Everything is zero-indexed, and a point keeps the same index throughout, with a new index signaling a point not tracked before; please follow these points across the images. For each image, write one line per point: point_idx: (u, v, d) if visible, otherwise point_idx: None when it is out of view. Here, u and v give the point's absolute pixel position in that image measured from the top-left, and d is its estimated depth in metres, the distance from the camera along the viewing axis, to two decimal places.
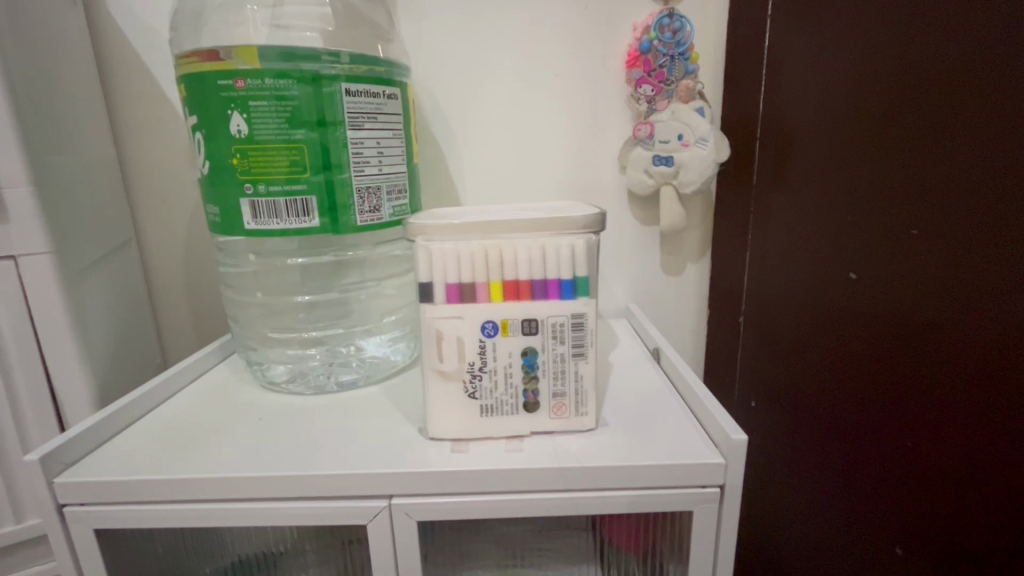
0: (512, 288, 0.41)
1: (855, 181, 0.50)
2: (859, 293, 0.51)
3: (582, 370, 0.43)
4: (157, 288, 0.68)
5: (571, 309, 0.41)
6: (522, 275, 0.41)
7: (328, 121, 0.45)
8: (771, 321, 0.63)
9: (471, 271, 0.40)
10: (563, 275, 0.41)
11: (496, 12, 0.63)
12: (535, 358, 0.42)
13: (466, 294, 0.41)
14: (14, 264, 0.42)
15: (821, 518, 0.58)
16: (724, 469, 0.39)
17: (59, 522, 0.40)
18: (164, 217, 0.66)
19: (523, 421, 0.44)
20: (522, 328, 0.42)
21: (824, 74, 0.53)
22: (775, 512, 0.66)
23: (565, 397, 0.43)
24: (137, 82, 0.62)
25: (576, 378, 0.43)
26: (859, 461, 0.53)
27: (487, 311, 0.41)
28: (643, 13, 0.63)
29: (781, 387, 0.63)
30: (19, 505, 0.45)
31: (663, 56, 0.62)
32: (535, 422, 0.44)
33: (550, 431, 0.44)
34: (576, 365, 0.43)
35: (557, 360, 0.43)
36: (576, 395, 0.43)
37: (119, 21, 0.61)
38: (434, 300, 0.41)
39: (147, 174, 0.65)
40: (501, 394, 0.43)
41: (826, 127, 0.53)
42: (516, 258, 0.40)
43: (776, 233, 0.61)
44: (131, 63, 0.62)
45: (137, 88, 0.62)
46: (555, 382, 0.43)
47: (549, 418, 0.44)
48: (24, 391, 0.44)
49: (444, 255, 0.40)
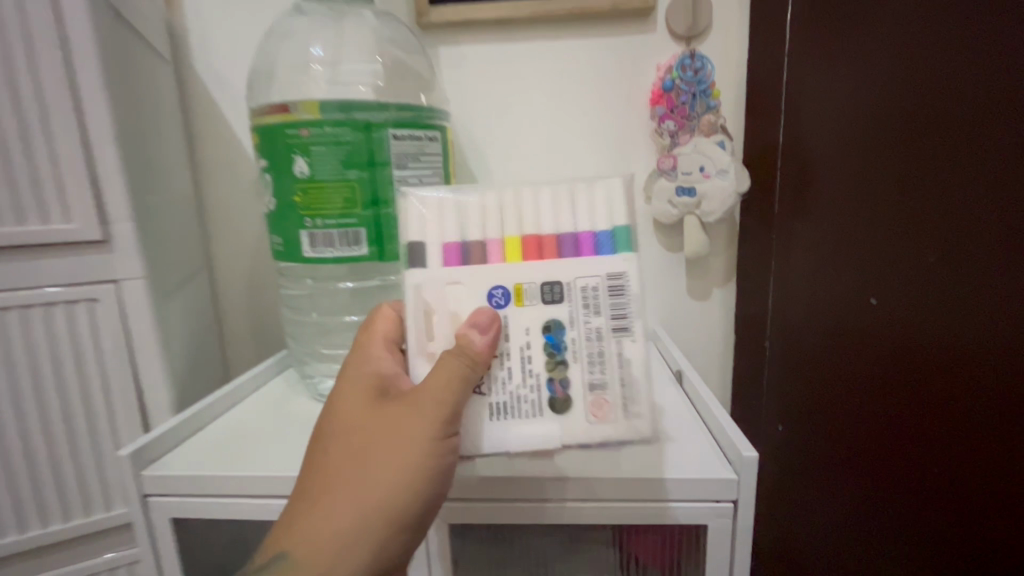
0: (532, 246, 0.41)
1: (881, 204, 0.56)
2: (962, 316, 0.54)
3: (622, 348, 0.41)
4: (224, 307, 0.76)
5: (603, 270, 0.40)
6: (545, 230, 0.41)
7: (377, 162, 0.52)
8: (795, 342, 0.65)
9: (477, 228, 0.41)
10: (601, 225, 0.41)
11: (529, 57, 0.69)
12: (558, 335, 0.40)
13: (469, 258, 0.41)
14: (115, 287, 0.50)
15: (853, 514, 0.63)
16: (736, 484, 0.42)
17: (142, 510, 0.46)
18: (231, 243, 0.74)
19: (555, 428, 0.40)
20: (542, 296, 0.40)
21: (852, 108, 0.57)
22: (802, 533, 0.67)
23: (605, 392, 0.41)
24: (214, 128, 0.71)
25: (616, 360, 0.41)
26: (860, 452, 0.62)
27: (496, 269, 0.40)
28: (666, 55, 0.68)
29: (805, 405, 0.65)
30: (108, 496, 0.52)
31: (685, 93, 0.66)
32: (571, 426, 0.40)
33: (594, 436, 0.41)
34: (617, 343, 0.41)
35: (590, 338, 0.40)
36: (617, 384, 0.41)
37: (202, 77, 0.70)
38: (429, 257, 0.41)
39: (220, 206, 0.73)
40: (516, 389, 0.40)
41: (849, 154, 0.58)
42: (535, 214, 0.41)
43: (797, 257, 0.63)
44: (211, 112, 0.71)
45: (213, 133, 0.72)
46: (589, 368, 0.40)
47: (591, 421, 0.40)
48: (118, 396, 0.51)
49: (440, 211, 0.41)
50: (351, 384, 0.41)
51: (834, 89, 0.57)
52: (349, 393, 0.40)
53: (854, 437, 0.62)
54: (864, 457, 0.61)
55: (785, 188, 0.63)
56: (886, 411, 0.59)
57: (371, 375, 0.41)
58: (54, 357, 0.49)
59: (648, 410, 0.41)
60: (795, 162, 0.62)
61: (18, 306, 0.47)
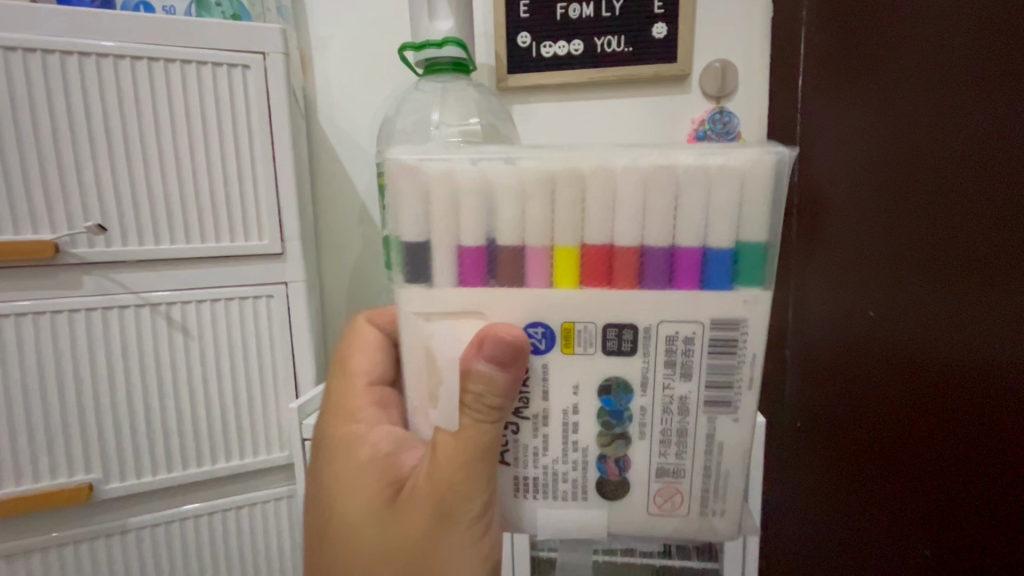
0: (594, 269, 0.32)
1: (865, 226, 0.65)
2: (898, 336, 0.61)
3: (713, 426, 0.34)
4: (330, 310, 0.94)
5: (704, 316, 0.32)
6: (618, 241, 0.32)
7: None
8: (811, 351, 0.75)
9: (514, 233, 0.32)
10: (712, 246, 0.32)
11: (588, 113, 0.85)
12: (619, 403, 0.34)
13: (504, 274, 0.33)
14: (285, 286, 0.67)
15: (861, 513, 0.68)
16: (749, 443, 0.55)
17: (302, 450, 0.63)
18: (338, 258, 0.92)
19: (602, 511, 0.36)
20: (603, 346, 0.33)
21: (849, 153, 0.66)
22: (788, 495, 0.81)
23: (680, 481, 0.35)
24: (331, 166, 0.89)
25: (698, 441, 0.35)
26: (858, 450, 0.68)
27: (541, 298, 0.32)
28: (699, 110, 0.83)
29: (817, 406, 0.75)
30: (269, 445, 0.69)
31: (715, 142, 0.81)
32: (625, 511, 0.36)
33: (657, 528, 0.36)
34: (708, 420, 0.34)
35: (668, 409, 0.34)
36: (695, 473, 0.35)
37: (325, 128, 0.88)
38: (438, 265, 0.32)
39: (331, 228, 0.91)
40: (554, 465, 0.35)
41: (842, 187, 0.68)
42: (602, 218, 0.32)
43: (813, 279, 0.74)
44: (328, 154, 0.89)
45: (330, 170, 0.89)
46: (662, 447, 0.35)
47: (652, 509, 0.36)
48: (280, 371, 0.68)
49: (445, 201, 0.32)
50: (344, 460, 0.39)
51: (836, 135, 0.68)
52: (341, 475, 0.37)
53: (845, 437, 0.70)
54: (862, 454, 0.68)
55: (802, 220, 0.75)
56: (872, 412, 0.66)
57: (364, 451, 0.38)
58: (243, 339, 0.66)
59: (734, 511, 0.35)
60: (810, 198, 0.74)
61: (222, 299, 0.64)
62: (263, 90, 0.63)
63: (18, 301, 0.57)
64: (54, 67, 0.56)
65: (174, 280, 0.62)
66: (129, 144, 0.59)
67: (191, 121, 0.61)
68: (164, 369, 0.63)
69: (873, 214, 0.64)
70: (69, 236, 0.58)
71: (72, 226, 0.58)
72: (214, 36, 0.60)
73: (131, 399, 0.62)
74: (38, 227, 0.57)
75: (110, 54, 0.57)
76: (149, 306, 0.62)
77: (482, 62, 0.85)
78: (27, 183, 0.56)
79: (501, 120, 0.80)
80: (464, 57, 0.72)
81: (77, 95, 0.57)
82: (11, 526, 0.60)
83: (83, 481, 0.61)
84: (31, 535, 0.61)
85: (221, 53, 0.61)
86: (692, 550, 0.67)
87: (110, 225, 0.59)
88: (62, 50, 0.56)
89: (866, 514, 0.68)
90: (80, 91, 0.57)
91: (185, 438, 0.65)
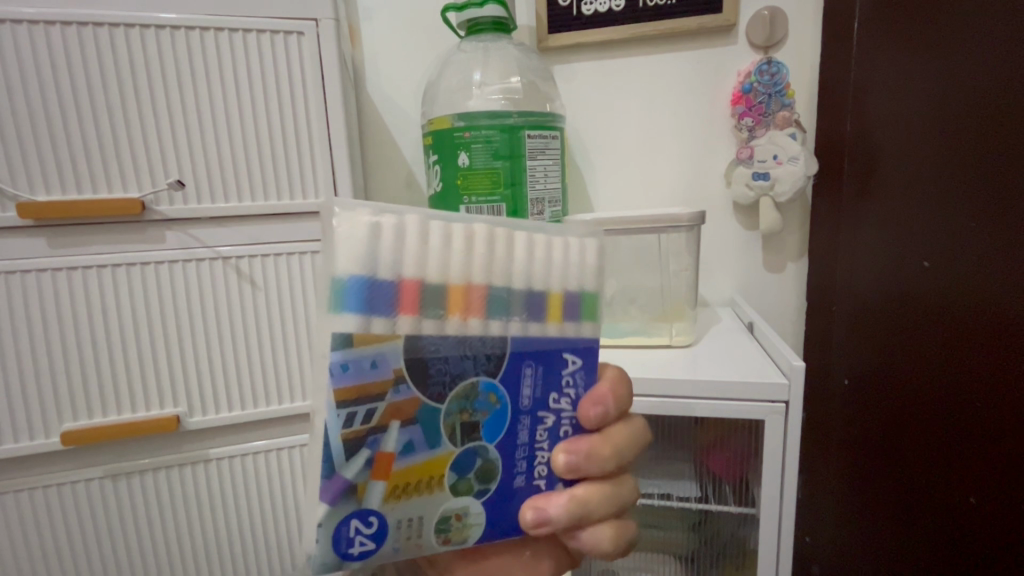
0: (477, 300, 0.33)
1: (915, 185, 0.66)
2: (958, 291, 0.62)
3: (485, 265, 0.33)
4: None
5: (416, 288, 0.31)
6: (465, 305, 0.33)
7: (515, 154, 0.69)
8: (863, 310, 0.73)
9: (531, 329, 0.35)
10: (400, 295, 0.31)
11: (629, 71, 0.85)
12: (483, 396, 0.34)
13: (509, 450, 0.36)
14: None
15: (908, 474, 0.70)
16: (788, 386, 0.57)
17: None
18: None
19: (584, 282, 0.36)
20: (514, 291, 0.34)
21: (914, 120, 0.65)
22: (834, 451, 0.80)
23: (518, 262, 0.34)
24: (378, 133, 0.93)
25: (505, 262, 0.34)
26: (905, 410, 0.69)
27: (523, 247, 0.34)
28: (746, 62, 0.80)
29: (869, 364, 0.73)
30: None
31: (762, 95, 0.79)
32: (566, 279, 0.36)
33: (539, 235, 0.35)
34: (483, 267, 0.33)
35: (521, 293, 0.34)
36: (507, 259, 0.34)
37: (372, 95, 0.92)
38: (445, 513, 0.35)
39: (380, 193, 0.95)
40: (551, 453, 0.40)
41: (896, 141, 0.67)
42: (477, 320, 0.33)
43: (863, 237, 0.72)
44: (375, 122, 0.93)
45: (376, 138, 0.93)
46: (545, 276, 0.35)
47: (551, 253, 0.35)
48: None
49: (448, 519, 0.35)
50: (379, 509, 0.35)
51: (896, 93, 0.66)
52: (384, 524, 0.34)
53: (893, 394, 0.70)
54: (907, 414, 0.69)
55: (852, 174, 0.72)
56: (922, 367, 0.67)
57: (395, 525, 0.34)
58: (299, 291, 0.71)
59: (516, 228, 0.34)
60: (861, 148, 0.71)
61: (284, 254, 0.70)
62: (316, 56, 0.67)
63: (112, 253, 0.65)
64: (134, 39, 0.61)
65: (242, 235, 0.68)
66: (199, 111, 0.64)
67: (252, 88, 0.66)
68: (235, 317, 0.70)
69: (948, 193, 0.63)
70: (153, 195, 0.64)
71: (155, 185, 0.65)
72: (271, 7, 0.64)
73: (206, 344, 0.69)
74: (127, 188, 0.64)
75: (180, 26, 0.62)
76: (222, 259, 0.68)
77: (524, 23, 0.86)
78: (114, 148, 0.63)
79: (544, 80, 0.82)
80: (504, 16, 0.72)
81: (154, 64, 0.62)
82: (113, 450, 0.69)
83: (171, 413, 0.69)
84: (130, 460, 0.70)
85: (277, 21, 0.65)
86: (729, 494, 0.69)
87: (186, 182, 0.65)
88: (140, 24, 0.61)
89: (909, 477, 0.70)
90: (156, 62, 0.62)
91: (256, 379, 0.72)
